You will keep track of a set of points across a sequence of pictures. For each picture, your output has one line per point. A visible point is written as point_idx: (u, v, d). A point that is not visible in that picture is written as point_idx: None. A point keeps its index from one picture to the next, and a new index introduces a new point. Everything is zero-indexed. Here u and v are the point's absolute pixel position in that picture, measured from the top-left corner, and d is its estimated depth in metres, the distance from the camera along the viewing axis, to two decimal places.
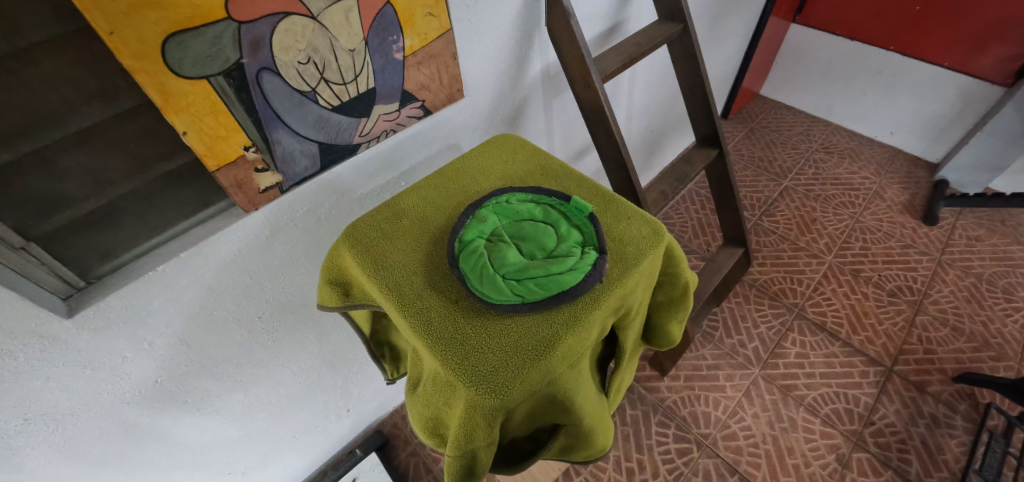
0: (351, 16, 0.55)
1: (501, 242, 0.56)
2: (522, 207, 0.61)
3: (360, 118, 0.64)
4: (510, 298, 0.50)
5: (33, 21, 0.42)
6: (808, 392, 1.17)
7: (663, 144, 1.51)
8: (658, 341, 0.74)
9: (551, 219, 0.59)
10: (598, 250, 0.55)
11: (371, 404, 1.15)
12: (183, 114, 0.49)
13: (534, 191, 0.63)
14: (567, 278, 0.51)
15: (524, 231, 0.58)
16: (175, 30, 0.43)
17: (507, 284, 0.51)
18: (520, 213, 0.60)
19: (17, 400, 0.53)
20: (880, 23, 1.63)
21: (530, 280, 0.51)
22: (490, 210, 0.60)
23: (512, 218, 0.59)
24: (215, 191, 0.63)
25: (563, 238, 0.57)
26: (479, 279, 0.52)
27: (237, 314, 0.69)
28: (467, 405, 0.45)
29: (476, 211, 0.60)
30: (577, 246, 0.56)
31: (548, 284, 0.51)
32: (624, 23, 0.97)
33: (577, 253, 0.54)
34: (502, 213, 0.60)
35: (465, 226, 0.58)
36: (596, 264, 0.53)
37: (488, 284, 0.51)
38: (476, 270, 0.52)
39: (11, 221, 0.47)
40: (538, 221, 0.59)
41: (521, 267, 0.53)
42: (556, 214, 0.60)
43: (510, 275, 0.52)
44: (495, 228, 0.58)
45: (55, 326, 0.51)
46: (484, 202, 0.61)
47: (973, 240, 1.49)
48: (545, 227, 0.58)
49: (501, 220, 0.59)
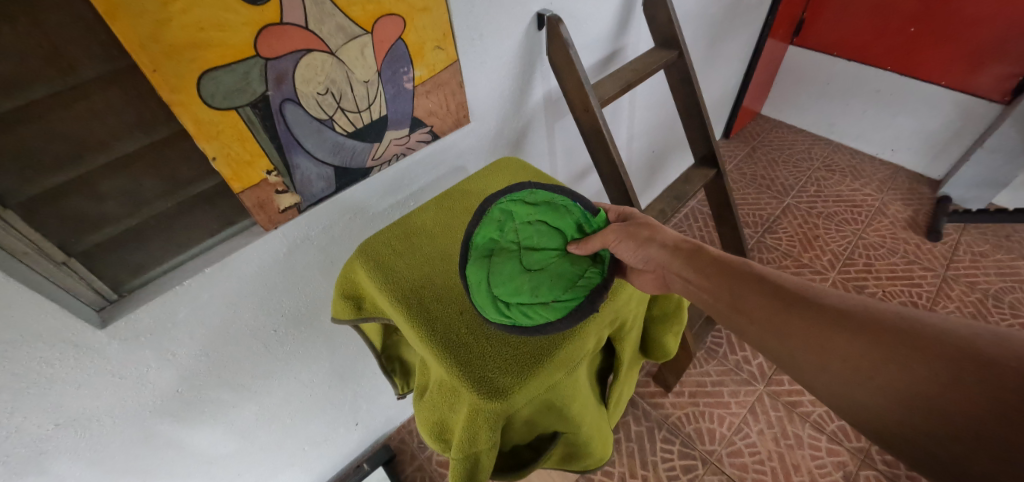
0: (366, 51, 0.60)
1: (508, 249, 0.54)
2: (539, 208, 0.55)
3: (373, 143, 0.69)
4: (500, 319, 0.52)
5: (87, 61, 0.47)
6: (814, 409, 1.17)
7: (664, 163, 1.55)
8: (653, 354, 0.76)
9: (564, 229, 0.56)
10: (601, 275, 0.55)
11: (380, 417, 1.17)
12: (214, 141, 0.53)
13: (561, 191, 0.55)
14: (557, 309, 0.52)
15: (532, 239, 0.55)
16: (209, 67, 0.49)
17: (500, 306, 0.52)
18: (534, 214, 0.55)
19: (52, 405, 0.57)
20: (876, 44, 1.67)
21: (521, 306, 0.52)
22: (503, 209, 0.54)
23: (525, 219, 0.55)
24: (238, 211, 0.67)
25: (568, 258, 0.56)
26: (477, 295, 0.52)
27: (254, 327, 0.73)
28: (470, 407, 0.48)
29: (491, 207, 0.54)
30: (579, 269, 0.56)
31: (536, 313, 0.52)
32: (622, 49, 1.03)
33: (571, 284, 0.54)
34: (515, 214, 0.55)
35: (477, 226, 0.53)
36: (593, 295, 0.53)
37: (484, 300, 0.52)
38: (477, 280, 0.53)
39: (56, 239, 0.52)
40: (550, 225, 0.56)
41: (519, 285, 0.53)
42: (573, 224, 0.56)
43: (503, 296, 0.52)
44: (505, 229, 0.54)
45: (90, 335, 0.56)
46: (499, 197, 0.53)
47: (978, 255, 1.50)
48: (555, 235, 0.56)
49: (515, 220, 0.54)
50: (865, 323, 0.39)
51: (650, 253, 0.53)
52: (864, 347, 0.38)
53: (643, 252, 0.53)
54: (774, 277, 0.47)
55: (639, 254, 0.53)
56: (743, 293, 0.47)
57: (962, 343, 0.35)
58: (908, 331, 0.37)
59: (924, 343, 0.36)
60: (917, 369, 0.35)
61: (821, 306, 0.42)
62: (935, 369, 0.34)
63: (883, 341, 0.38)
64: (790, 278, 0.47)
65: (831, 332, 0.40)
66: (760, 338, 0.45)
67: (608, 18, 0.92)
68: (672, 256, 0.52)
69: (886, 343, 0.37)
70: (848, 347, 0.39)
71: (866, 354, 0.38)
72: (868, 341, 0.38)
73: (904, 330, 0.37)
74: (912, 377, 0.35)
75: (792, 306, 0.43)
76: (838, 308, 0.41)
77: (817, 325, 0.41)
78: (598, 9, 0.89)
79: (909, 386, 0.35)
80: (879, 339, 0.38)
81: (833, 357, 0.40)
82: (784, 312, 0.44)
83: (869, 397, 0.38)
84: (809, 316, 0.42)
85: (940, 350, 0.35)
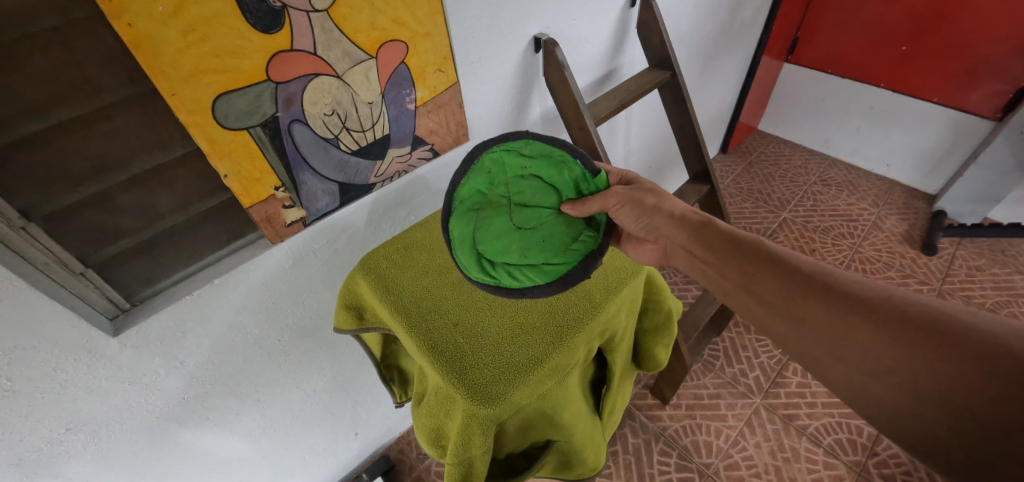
0: (370, 74, 0.64)
1: (500, 203, 0.59)
2: (535, 162, 0.59)
3: (376, 161, 0.72)
4: (483, 279, 0.59)
5: (112, 85, 0.51)
6: (811, 422, 1.17)
7: (662, 177, 1.58)
8: (645, 365, 0.78)
9: (561, 187, 0.61)
10: (595, 242, 0.61)
11: (379, 427, 1.18)
12: (226, 160, 0.56)
13: (560, 146, 0.58)
14: (544, 274, 0.59)
15: (525, 194, 0.59)
16: (223, 91, 0.52)
17: (484, 265, 0.59)
18: (530, 168, 0.59)
19: (65, 409, 0.60)
20: (870, 62, 1.70)
21: (507, 268, 0.59)
22: (494, 160, 0.57)
23: (519, 172, 0.59)
24: (246, 224, 0.70)
25: (561, 219, 0.61)
26: (463, 250, 0.58)
27: (259, 336, 0.76)
28: (464, 414, 0.50)
29: (481, 156, 0.57)
30: (573, 233, 0.61)
31: (522, 276, 0.59)
32: (617, 69, 1.06)
33: (560, 248, 0.60)
34: (508, 166, 0.58)
35: (465, 176, 0.57)
36: (581, 262, 0.60)
37: (472, 260, 0.59)
38: (466, 233, 0.58)
39: (75, 250, 0.55)
40: (545, 182, 0.60)
41: (508, 245, 0.59)
42: (570, 183, 0.61)
43: (490, 255, 0.59)
44: (495, 182, 0.58)
45: (102, 342, 0.58)
46: (491, 146, 0.57)
47: (974, 269, 1.51)
48: (551, 193, 0.61)
49: (509, 172, 0.58)
50: (878, 308, 0.41)
51: (654, 222, 0.58)
52: (871, 333, 0.41)
53: (646, 220, 0.58)
54: (786, 256, 0.49)
55: (642, 222, 0.59)
56: (759, 275, 0.49)
57: (973, 334, 0.37)
58: (919, 318, 0.39)
59: (935, 331, 0.38)
60: (929, 358, 0.38)
61: (833, 290, 0.44)
62: (946, 358, 0.37)
63: (895, 329, 0.40)
64: (801, 257, 0.49)
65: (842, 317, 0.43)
66: (771, 319, 0.48)
67: (603, 40, 0.96)
68: (679, 230, 0.56)
69: (897, 330, 0.40)
70: (862, 333, 0.41)
71: (878, 341, 0.40)
72: (881, 327, 0.40)
73: (918, 317, 0.40)
74: (916, 366, 0.38)
75: (805, 289, 0.45)
76: (850, 292, 0.43)
77: (829, 309, 0.43)
78: (593, 31, 0.93)
79: (911, 374, 0.38)
80: (892, 325, 0.40)
81: (847, 341, 0.42)
82: (798, 296, 0.46)
83: (870, 382, 0.41)
84: (822, 300, 0.44)
85: (951, 338, 0.37)
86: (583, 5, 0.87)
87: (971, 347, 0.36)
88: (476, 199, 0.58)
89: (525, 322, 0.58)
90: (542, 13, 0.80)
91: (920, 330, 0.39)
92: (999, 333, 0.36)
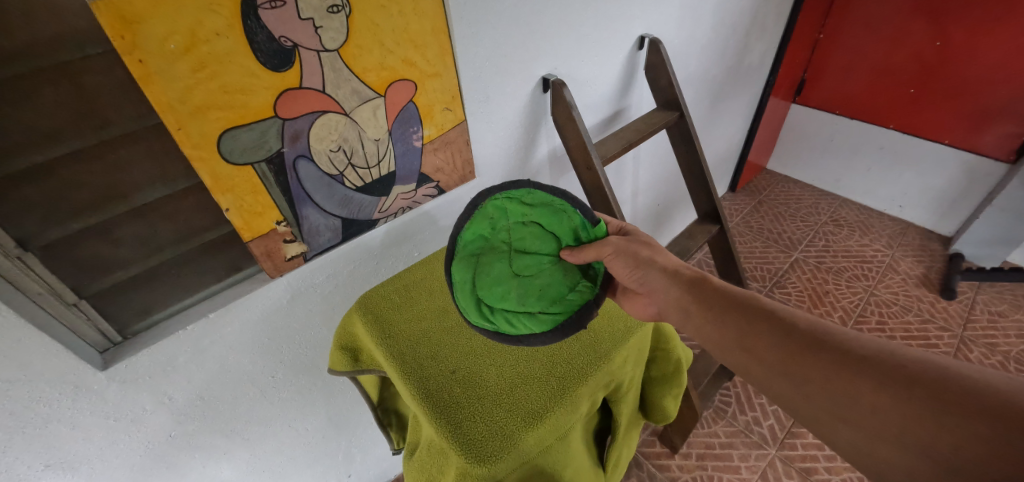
0: (378, 112, 0.64)
1: (500, 249, 0.57)
2: (536, 209, 0.58)
3: (380, 197, 0.72)
4: (483, 324, 0.56)
5: (119, 118, 0.51)
6: (831, 477, 1.10)
7: (670, 215, 1.56)
8: (652, 415, 0.74)
9: (560, 235, 0.59)
10: (591, 292, 0.59)
11: (372, 470, 1.13)
12: (229, 194, 0.56)
13: (561, 195, 0.57)
14: (543, 322, 0.56)
15: (526, 242, 0.58)
16: (230, 127, 0.52)
17: (483, 310, 0.56)
18: (531, 216, 0.58)
19: (44, 444, 0.57)
20: (879, 103, 1.70)
21: (505, 315, 0.56)
22: (497, 206, 0.56)
23: (521, 219, 0.58)
24: (246, 257, 0.69)
25: (559, 267, 0.60)
26: (463, 295, 0.56)
27: (252, 373, 0.73)
28: (458, 472, 0.46)
29: (485, 202, 0.56)
30: (570, 283, 0.59)
31: (520, 322, 0.56)
32: (625, 109, 1.07)
33: (560, 295, 0.58)
34: (510, 212, 0.57)
35: (469, 220, 0.56)
36: (579, 312, 0.57)
37: (470, 306, 0.56)
38: (466, 279, 0.56)
39: (70, 281, 0.54)
40: (545, 229, 0.59)
41: (507, 291, 0.57)
42: (570, 231, 0.59)
43: (489, 302, 0.56)
44: (497, 228, 0.57)
45: (89, 376, 0.56)
46: (495, 193, 0.55)
47: (995, 315, 1.46)
48: (551, 241, 0.59)
49: (508, 218, 0.57)
50: (882, 366, 0.39)
51: (649, 274, 0.56)
52: (881, 396, 0.38)
53: (639, 272, 0.56)
54: (784, 312, 0.47)
55: (636, 274, 0.57)
56: (757, 333, 0.47)
57: (988, 391, 0.35)
58: (927, 376, 0.37)
59: (945, 389, 0.36)
60: (943, 420, 0.35)
61: (833, 347, 0.42)
62: (960, 419, 0.34)
63: (909, 389, 0.37)
64: (799, 313, 0.47)
65: (853, 377, 0.40)
66: (772, 381, 0.45)
67: (611, 82, 0.97)
68: (671, 283, 0.54)
69: (908, 391, 0.37)
70: (867, 393, 0.39)
71: (887, 402, 0.38)
72: (886, 384, 0.38)
73: (925, 375, 0.37)
74: (934, 429, 0.35)
75: (805, 347, 0.43)
76: (852, 349, 0.41)
77: (838, 370, 0.41)
78: (601, 73, 0.94)
79: (924, 435, 0.36)
80: (899, 385, 0.38)
81: (852, 403, 0.39)
82: (799, 355, 0.43)
83: (886, 449, 0.38)
84: (823, 358, 0.42)
85: (962, 398, 0.35)
86: (592, 48, 0.88)
87: (981, 407, 0.34)
88: (478, 243, 0.57)
89: (525, 374, 0.55)
90: (552, 55, 0.81)
91: (930, 390, 0.36)
92: (1015, 392, 0.34)
